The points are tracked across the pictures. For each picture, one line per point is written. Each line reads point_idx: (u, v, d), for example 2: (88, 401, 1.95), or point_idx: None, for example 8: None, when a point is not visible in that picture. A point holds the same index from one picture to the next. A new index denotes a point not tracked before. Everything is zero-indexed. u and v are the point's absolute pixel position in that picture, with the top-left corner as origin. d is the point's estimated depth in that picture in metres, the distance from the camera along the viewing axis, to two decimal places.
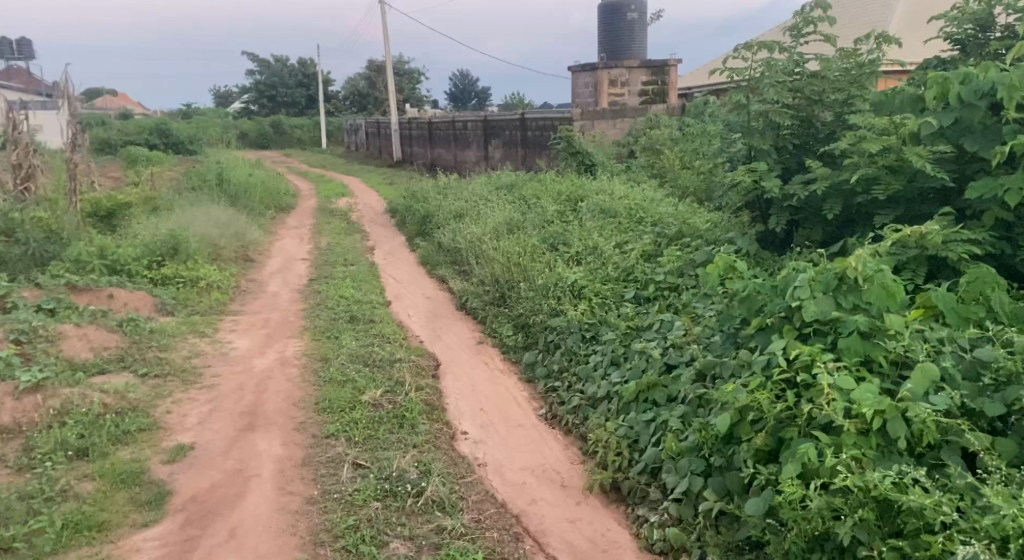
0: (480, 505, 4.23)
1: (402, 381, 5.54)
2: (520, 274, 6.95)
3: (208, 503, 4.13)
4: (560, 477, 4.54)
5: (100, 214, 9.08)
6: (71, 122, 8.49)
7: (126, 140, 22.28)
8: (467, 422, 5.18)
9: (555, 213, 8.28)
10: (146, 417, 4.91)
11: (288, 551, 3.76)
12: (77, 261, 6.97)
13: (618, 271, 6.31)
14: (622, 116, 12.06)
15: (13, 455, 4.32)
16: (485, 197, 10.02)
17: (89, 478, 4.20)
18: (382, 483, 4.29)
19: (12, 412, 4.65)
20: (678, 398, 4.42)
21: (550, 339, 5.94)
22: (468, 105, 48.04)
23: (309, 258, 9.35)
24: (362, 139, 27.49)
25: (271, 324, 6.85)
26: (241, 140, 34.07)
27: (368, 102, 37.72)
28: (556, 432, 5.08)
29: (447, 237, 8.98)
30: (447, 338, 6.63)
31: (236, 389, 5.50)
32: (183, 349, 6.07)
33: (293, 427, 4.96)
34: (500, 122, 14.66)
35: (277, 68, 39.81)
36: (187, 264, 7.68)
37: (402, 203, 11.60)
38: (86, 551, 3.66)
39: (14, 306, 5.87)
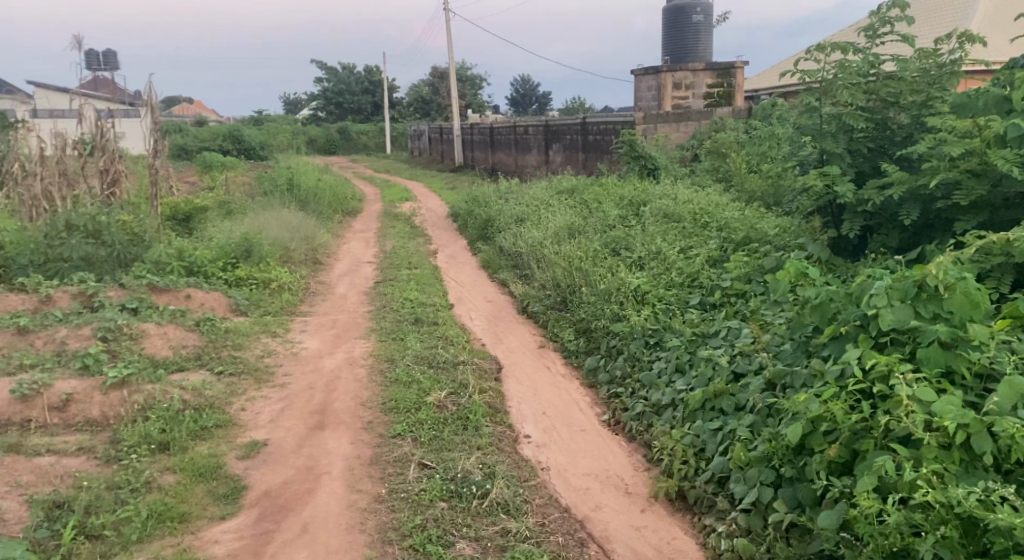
0: (545, 509, 4.24)
1: (465, 383, 5.61)
2: (582, 279, 6.94)
3: (281, 498, 4.27)
4: (624, 484, 4.52)
5: (178, 217, 9.47)
6: (154, 130, 8.88)
7: (202, 146, 23.15)
8: (529, 425, 5.20)
9: (618, 218, 8.25)
10: (222, 413, 5.11)
11: (358, 548, 3.85)
12: (157, 262, 7.27)
13: (682, 276, 6.24)
14: (686, 119, 11.95)
15: (101, 446, 4.54)
16: (547, 201, 10.07)
17: (170, 471, 4.39)
18: (448, 484, 4.35)
19: (100, 405, 4.89)
20: (746, 407, 4.34)
21: (612, 345, 5.92)
22: (530, 112, 48.33)
23: (375, 261, 9.55)
24: (425, 144, 27.91)
25: (340, 325, 7.04)
26: (309, 146, 34.99)
27: (431, 108, 38.29)
28: (620, 438, 5.05)
29: (508, 241, 9.04)
30: (509, 341, 6.67)
31: (306, 388, 5.66)
32: (256, 348, 6.29)
33: (362, 426, 5.08)
34: (561, 127, 14.67)
35: (343, 75, 40.78)
36: (260, 266, 7.95)
37: (463, 207, 11.73)
38: (168, 541, 3.83)
39: (100, 305, 6.17)
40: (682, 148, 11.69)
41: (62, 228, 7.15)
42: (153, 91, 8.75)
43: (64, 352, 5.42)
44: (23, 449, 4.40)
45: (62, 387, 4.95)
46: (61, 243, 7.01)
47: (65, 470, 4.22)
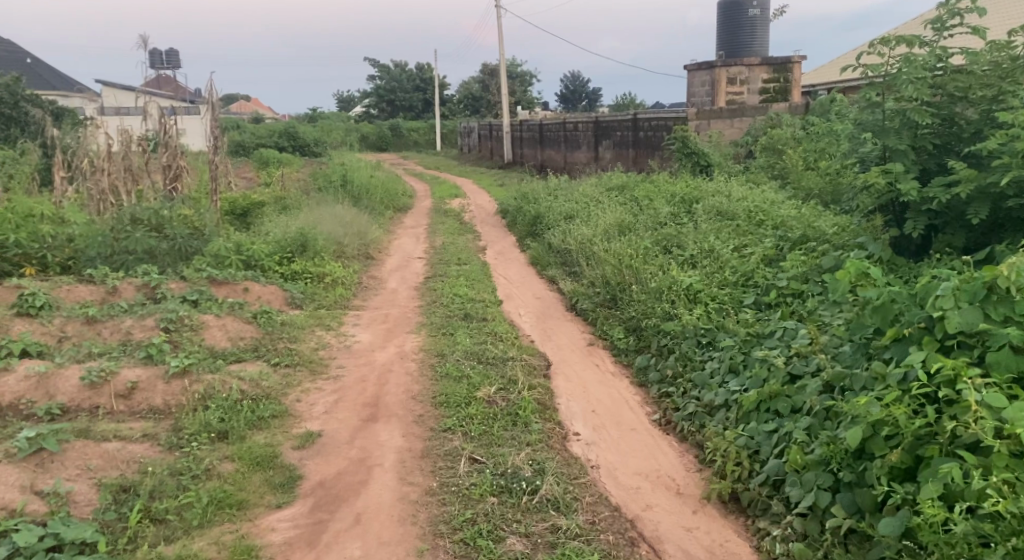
0: (595, 507, 4.23)
1: (514, 380, 5.62)
2: (631, 277, 6.88)
3: (335, 488, 4.35)
4: (675, 484, 4.48)
5: (236, 212, 9.72)
6: (214, 126, 9.12)
7: (259, 143, 23.64)
8: (579, 423, 5.19)
9: (669, 215, 8.15)
10: (278, 404, 5.23)
11: (410, 540, 3.90)
12: (216, 256, 7.49)
13: (736, 275, 6.14)
14: (740, 116, 11.74)
15: (164, 433, 4.68)
16: (596, 198, 10.01)
17: (229, 459, 4.52)
18: (498, 479, 4.38)
19: (163, 394, 5.05)
20: (803, 409, 4.25)
21: (663, 344, 5.86)
22: (579, 108, 48.13)
23: (424, 256, 9.64)
24: (475, 141, 28.05)
25: (391, 319, 7.12)
26: (361, 143, 35.51)
27: (481, 105, 38.48)
28: (671, 438, 5.00)
29: (557, 238, 9.02)
30: (558, 338, 6.66)
31: (359, 381, 5.75)
32: (311, 341, 6.42)
33: (413, 419, 5.14)
34: (611, 123, 14.57)
35: (395, 73, 41.25)
36: (315, 260, 8.12)
37: (512, 204, 11.74)
38: (228, 528, 3.94)
39: (163, 296, 6.36)
40: (736, 144, 11.51)
41: (127, 222, 7.33)
42: (213, 89, 8.98)
43: (129, 342, 5.61)
44: (92, 435, 4.53)
45: (128, 375, 5.11)
46: (127, 237, 7.21)
47: (131, 456, 4.36)
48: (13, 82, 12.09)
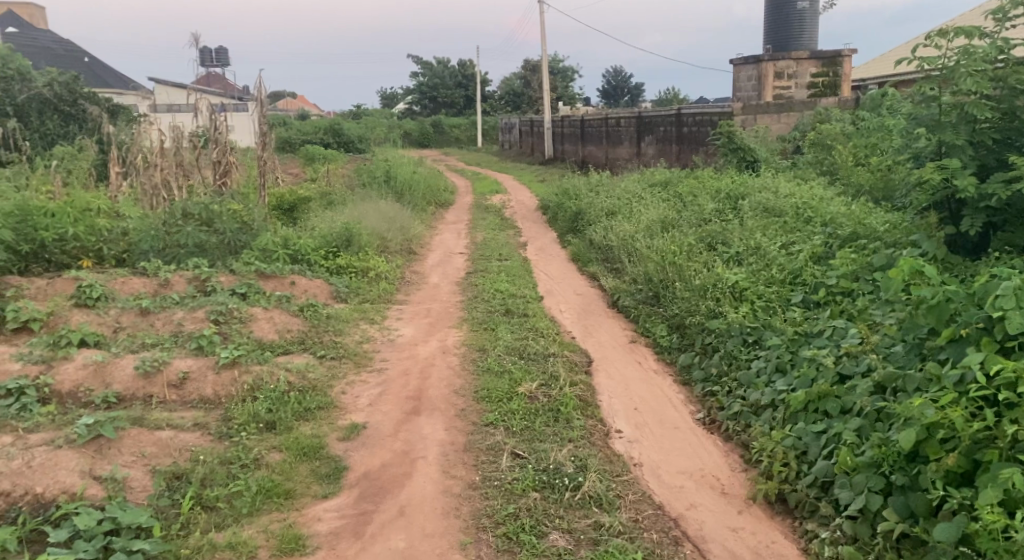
0: (638, 505, 4.20)
1: (556, 376, 5.62)
2: (675, 274, 6.81)
3: (379, 480, 4.40)
4: (720, 484, 4.43)
5: (283, 208, 9.90)
6: (262, 123, 9.29)
7: (305, 139, 23.98)
8: (621, 421, 5.15)
9: (714, 212, 8.05)
10: (324, 396, 5.31)
11: (454, 533, 3.93)
12: (264, 250, 7.64)
13: (783, 273, 6.03)
14: (788, 110, 11.61)
15: (214, 423, 4.79)
16: (638, 194, 9.93)
17: (277, 450, 4.61)
18: (540, 475, 4.38)
19: (213, 385, 5.17)
20: (852, 410, 4.15)
21: (707, 342, 5.79)
22: (621, 103, 47.78)
23: (466, 252, 9.68)
24: (516, 137, 28.07)
25: (434, 314, 7.18)
26: (404, 139, 35.79)
27: (522, 101, 38.48)
28: (715, 437, 4.94)
29: (599, 234, 8.98)
30: (599, 335, 6.63)
31: (402, 374, 5.81)
32: (355, 334, 6.51)
33: (455, 413, 5.18)
34: (654, 118, 14.43)
35: (438, 69, 41.47)
36: (359, 255, 8.23)
37: (553, 199, 11.71)
38: (276, 516, 4.03)
39: (213, 289, 6.51)
40: (783, 140, 11.31)
41: (179, 216, 7.53)
42: (261, 86, 9.14)
43: (180, 334, 5.75)
44: (146, 423, 4.65)
45: (180, 365, 5.24)
46: (178, 231, 7.38)
47: (183, 444, 4.47)
48: (71, 80, 12.46)
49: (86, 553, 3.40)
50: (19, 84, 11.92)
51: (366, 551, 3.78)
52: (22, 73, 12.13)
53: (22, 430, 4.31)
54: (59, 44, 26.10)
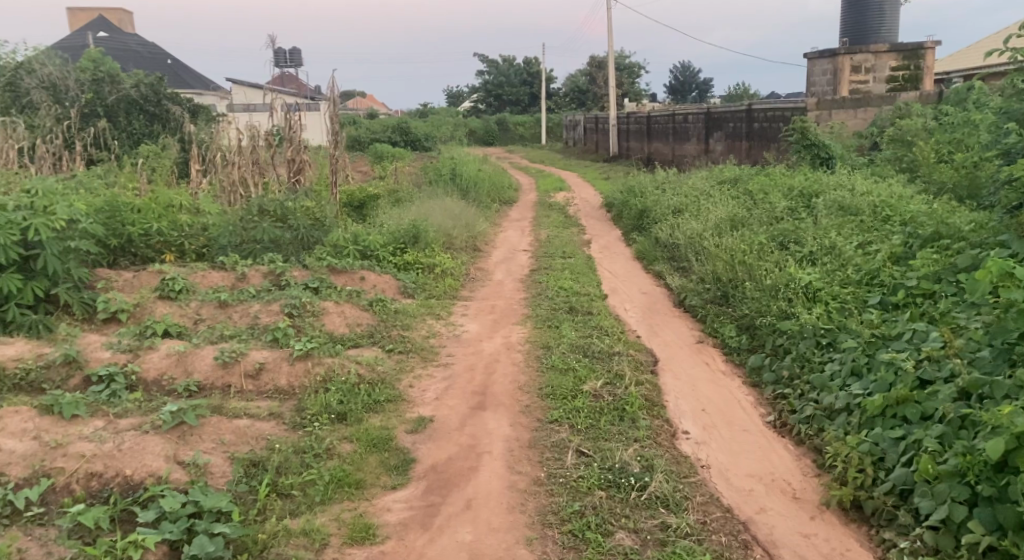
0: (706, 507, 4.15)
1: (621, 374, 5.59)
2: (745, 274, 6.66)
3: (446, 473, 4.47)
4: (791, 488, 4.33)
5: (353, 205, 10.12)
6: (334, 121, 9.52)
7: (373, 138, 24.42)
8: (688, 422, 5.08)
9: (786, 210, 7.85)
10: (393, 389, 5.43)
11: (520, 528, 3.95)
12: (336, 246, 7.85)
13: (859, 273, 5.84)
14: (864, 106, 11.18)
15: (288, 413, 4.94)
16: (707, 192, 9.77)
17: (348, 440, 4.73)
18: (606, 474, 4.37)
19: (288, 375, 5.34)
20: (934, 416, 3.99)
21: (778, 344, 5.66)
22: (689, 100, 47.07)
23: (530, 249, 9.70)
24: (580, 134, 27.96)
25: (498, 310, 7.24)
26: (469, 137, 36.09)
27: (588, 98, 38.32)
28: (786, 441, 4.83)
29: (665, 232, 8.86)
30: (666, 335, 6.56)
31: (468, 369, 5.89)
32: (422, 329, 6.62)
33: (520, 409, 5.20)
34: (723, 114, 14.17)
35: (503, 67, 41.62)
36: (426, 252, 8.37)
37: (619, 197, 11.63)
38: (346, 505, 4.14)
39: (287, 283, 6.72)
40: (860, 136, 10.93)
41: (255, 213, 7.80)
42: (334, 86, 9.37)
43: (257, 326, 5.95)
44: (225, 411, 4.83)
45: (256, 356, 5.43)
46: (255, 227, 7.63)
47: (259, 433, 4.63)
48: (156, 82, 13.01)
49: (172, 534, 3.57)
50: (109, 85, 12.51)
51: (434, 543, 3.85)
52: (112, 75, 12.73)
53: (113, 415, 4.54)
54: (144, 48, 27.24)
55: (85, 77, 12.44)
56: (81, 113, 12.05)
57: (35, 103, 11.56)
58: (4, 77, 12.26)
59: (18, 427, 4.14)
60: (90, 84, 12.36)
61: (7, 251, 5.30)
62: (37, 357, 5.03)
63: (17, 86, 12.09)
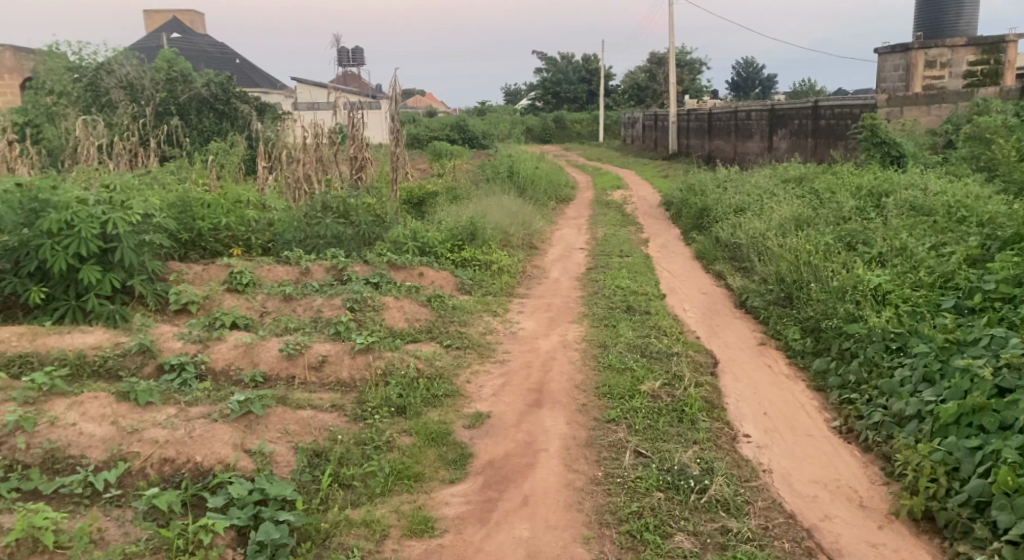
0: (768, 512, 4.06)
1: (680, 375, 5.51)
2: (810, 275, 6.48)
3: (503, 469, 4.49)
4: (858, 496, 4.20)
5: (412, 202, 10.26)
6: (395, 120, 9.65)
7: (432, 136, 24.65)
8: (749, 425, 4.98)
9: (854, 210, 7.61)
10: (450, 384, 5.48)
11: (576, 527, 3.94)
12: (396, 242, 7.96)
13: (932, 276, 5.62)
14: (939, 102, 10.80)
15: (349, 405, 5.04)
16: (770, 190, 9.56)
17: (407, 433, 4.80)
18: (664, 475, 4.32)
19: (349, 368, 5.44)
20: (1014, 427, 3.82)
21: (845, 347, 5.50)
22: (752, 96, 46.10)
23: (587, 248, 9.66)
24: (639, 131, 27.68)
25: (554, 308, 7.23)
26: (527, 134, 36.08)
27: (647, 94, 37.90)
28: (853, 447, 4.69)
29: (726, 231, 8.70)
30: (726, 336, 6.43)
31: (524, 366, 5.90)
32: (480, 325, 6.67)
33: (577, 408, 5.19)
34: (788, 111, 13.84)
35: (562, 64, 41.47)
36: (483, 249, 8.43)
37: (678, 195, 11.48)
38: (406, 497, 4.20)
39: (349, 278, 6.86)
40: (934, 133, 10.56)
41: (319, 209, 7.98)
42: (396, 85, 9.51)
43: (320, 320, 6.09)
44: (290, 402, 4.96)
45: (319, 349, 5.55)
46: (318, 222, 7.81)
47: (322, 423, 4.73)
48: (225, 81, 13.35)
49: (240, 519, 3.68)
50: (181, 84, 12.94)
51: (492, 537, 3.87)
52: (184, 75, 13.17)
53: (184, 403, 4.71)
54: (214, 48, 28.14)
55: (160, 77, 12.89)
56: (155, 111, 12.49)
57: (114, 102, 12.05)
58: (85, 77, 12.80)
59: (97, 412, 4.31)
60: (164, 83, 12.81)
61: (87, 244, 5.52)
62: (115, 345, 5.25)
63: (97, 85, 12.61)
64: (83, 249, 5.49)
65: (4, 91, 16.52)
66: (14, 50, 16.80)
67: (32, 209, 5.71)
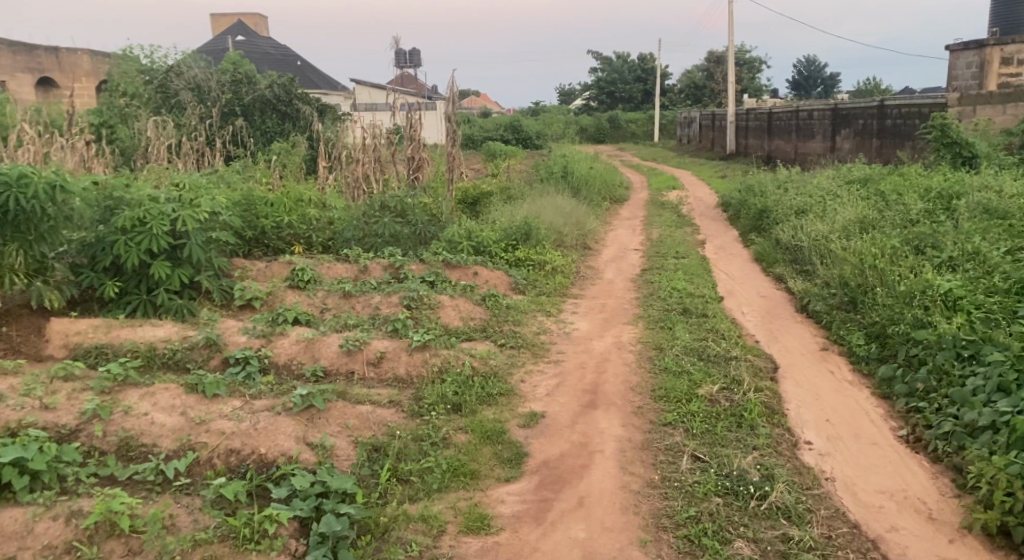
0: (831, 522, 3.96)
1: (739, 380, 5.42)
2: (876, 279, 6.29)
3: (559, 469, 4.49)
4: (927, 508, 4.08)
5: (467, 202, 10.33)
6: (451, 120, 9.73)
7: (486, 136, 24.77)
8: (811, 432, 4.86)
9: (923, 212, 7.36)
10: (505, 383, 5.51)
11: (633, 529, 3.92)
12: (451, 242, 8.04)
13: (1007, 282, 5.41)
14: (1015, 101, 10.48)
15: (406, 401, 5.10)
16: (833, 192, 9.31)
17: (463, 431, 4.84)
18: (723, 481, 4.25)
19: (406, 364, 5.51)
20: None
21: (913, 354, 5.33)
22: (813, 95, 45.01)
23: (641, 249, 9.57)
24: (695, 131, 27.28)
25: (609, 309, 7.19)
26: (581, 134, 35.93)
27: (704, 95, 37.43)
28: (921, 457, 4.55)
29: (787, 233, 8.52)
30: (786, 341, 6.30)
31: (579, 367, 5.89)
32: (534, 325, 6.68)
33: (632, 410, 5.15)
34: (852, 111, 13.47)
35: (617, 64, 41.17)
36: (537, 249, 8.44)
37: (736, 196, 11.29)
38: (462, 494, 4.24)
39: (405, 276, 6.96)
40: (1009, 134, 10.15)
41: (377, 209, 8.10)
42: (453, 86, 9.60)
43: (377, 316, 6.20)
44: (349, 397, 5.06)
45: (377, 345, 5.63)
46: (377, 221, 7.94)
47: (380, 419, 4.80)
48: (288, 83, 13.65)
49: (303, 511, 3.76)
50: (246, 86, 13.31)
51: (548, 537, 3.88)
52: (249, 77, 13.53)
53: (249, 396, 4.84)
54: (275, 50, 28.85)
55: (225, 79, 13.29)
56: (221, 112, 12.88)
57: (182, 103, 12.48)
58: (156, 80, 13.30)
59: (167, 402, 4.47)
60: (229, 85, 13.20)
61: (158, 240, 5.74)
62: (183, 338, 5.43)
63: (167, 87, 13.07)
64: (154, 245, 5.70)
65: (81, 93, 17.33)
66: (90, 53, 17.55)
67: (107, 206, 5.96)
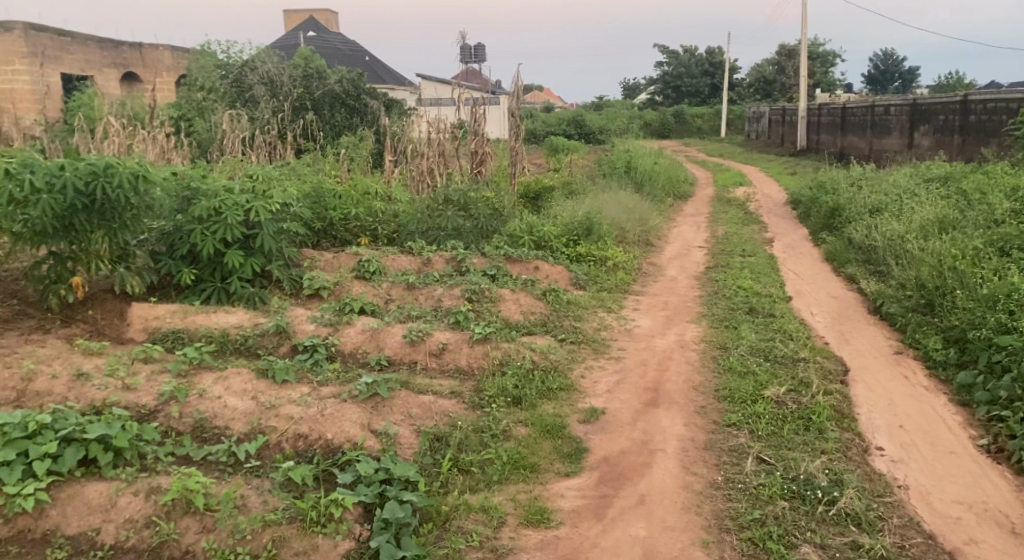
0: (904, 531, 3.82)
1: (807, 382, 5.26)
2: (956, 281, 6.02)
3: (619, 466, 4.45)
4: (1009, 522, 3.90)
5: (529, 196, 10.34)
6: (514, 115, 9.74)
7: (549, 131, 24.75)
8: (883, 438, 4.69)
9: (1009, 212, 7.00)
10: (565, 378, 5.50)
11: (695, 530, 3.86)
12: (512, 236, 8.10)
13: None
14: None
15: (468, 393, 5.15)
16: (911, 190, 8.94)
17: (524, 424, 4.85)
18: (789, 484, 4.13)
19: (468, 357, 5.56)
20: None
21: (995, 360, 5.08)
22: (890, 90, 43.32)
23: (705, 246, 9.42)
24: (765, 126, 26.60)
25: (671, 307, 7.09)
26: (644, 129, 35.48)
27: (774, 89, 36.47)
28: (1002, 469, 4.35)
29: (860, 232, 8.22)
30: (857, 343, 6.08)
31: (640, 364, 5.82)
32: (595, 321, 6.65)
33: (695, 410, 5.07)
34: (932, 106, 12.94)
35: (684, 58, 40.47)
36: (599, 244, 8.39)
37: (806, 193, 10.97)
38: (521, 486, 4.26)
39: (468, 269, 7.02)
40: None
41: (441, 202, 8.18)
42: (517, 82, 9.61)
43: (440, 308, 6.27)
44: (412, 386, 5.13)
45: (440, 337, 5.69)
46: (440, 215, 8.03)
47: (442, 409, 4.86)
48: (356, 78, 13.93)
49: (367, 497, 3.83)
50: (316, 80, 13.61)
51: (608, 534, 3.86)
52: (319, 71, 13.82)
53: (316, 383, 4.96)
54: (345, 45, 29.35)
55: (297, 74, 13.61)
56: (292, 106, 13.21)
57: (255, 98, 12.84)
58: (231, 74, 13.72)
59: (239, 387, 4.62)
60: (301, 80, 13.52)
61: (232, 229, 5.93)
62: (254, 325, 5.60)
63: (241, 82, 13.47)
64: (228, 234, 5.90)
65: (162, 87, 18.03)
66: (171, 50, 18.26)
67: (185, 197, 6.21)
